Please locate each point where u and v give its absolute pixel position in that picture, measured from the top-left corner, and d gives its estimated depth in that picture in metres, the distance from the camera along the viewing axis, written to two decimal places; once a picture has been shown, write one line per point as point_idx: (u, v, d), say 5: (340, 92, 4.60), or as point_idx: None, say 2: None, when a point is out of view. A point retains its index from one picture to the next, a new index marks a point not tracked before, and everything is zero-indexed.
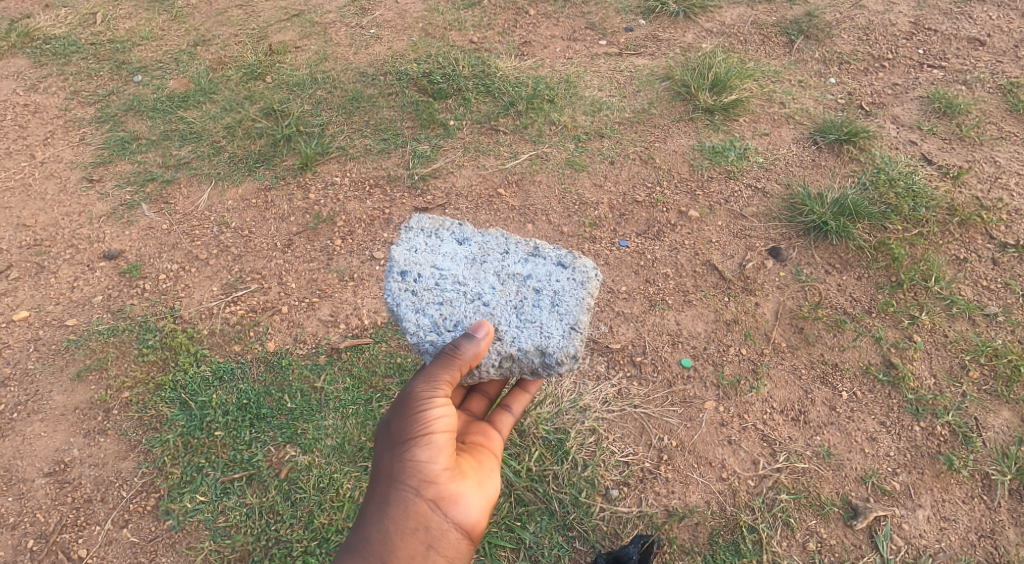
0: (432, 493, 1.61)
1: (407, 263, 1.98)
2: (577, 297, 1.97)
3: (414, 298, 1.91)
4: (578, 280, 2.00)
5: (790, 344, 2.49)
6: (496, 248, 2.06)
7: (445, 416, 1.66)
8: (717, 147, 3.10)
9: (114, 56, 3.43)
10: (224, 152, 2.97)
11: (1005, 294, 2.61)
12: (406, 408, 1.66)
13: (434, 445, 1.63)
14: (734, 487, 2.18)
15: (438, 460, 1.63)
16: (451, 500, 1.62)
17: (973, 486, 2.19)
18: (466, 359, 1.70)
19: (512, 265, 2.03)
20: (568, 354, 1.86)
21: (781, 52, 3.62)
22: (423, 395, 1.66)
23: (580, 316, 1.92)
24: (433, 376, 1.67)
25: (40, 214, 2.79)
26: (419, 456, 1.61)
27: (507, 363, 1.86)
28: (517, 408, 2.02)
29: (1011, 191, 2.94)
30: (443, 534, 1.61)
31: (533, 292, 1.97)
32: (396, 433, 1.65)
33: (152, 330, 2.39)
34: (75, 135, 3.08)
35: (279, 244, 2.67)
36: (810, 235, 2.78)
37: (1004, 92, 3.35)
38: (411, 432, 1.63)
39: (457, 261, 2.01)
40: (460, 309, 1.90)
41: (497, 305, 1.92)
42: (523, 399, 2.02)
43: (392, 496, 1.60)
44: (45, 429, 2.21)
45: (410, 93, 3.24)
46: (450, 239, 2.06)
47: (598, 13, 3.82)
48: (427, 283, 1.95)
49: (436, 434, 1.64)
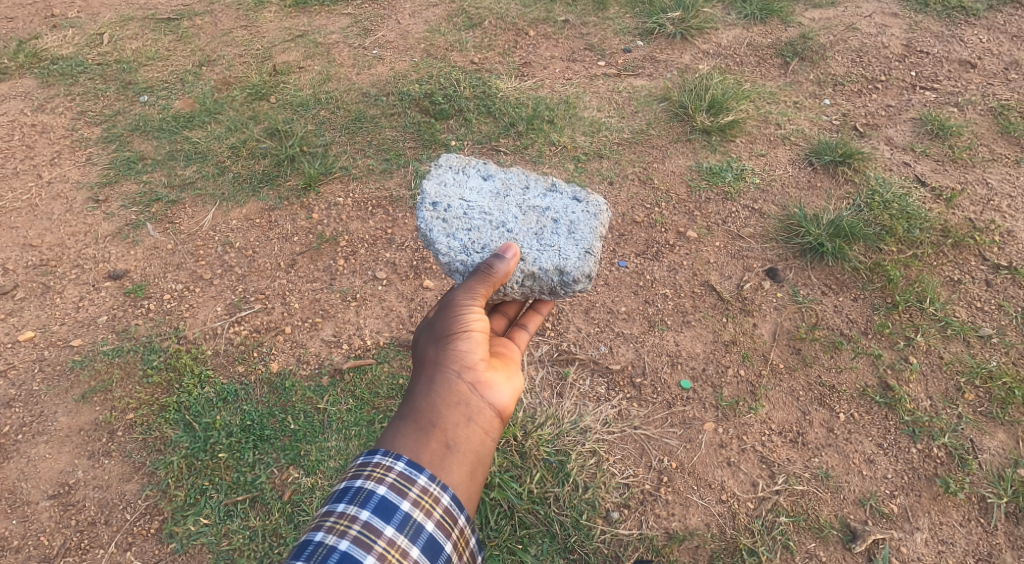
0: (471, 376, 1.71)
1: (438, 195, 2.19)
2: (591, 226, 2.18)
3: (444, 225, 2.11)
4: (592, 212, 2.21)
5: (788, 365, 2.51)
6: (518, 183, 2.28)
7: (480, 319, 1.80)
8: (715, 168, 3.14)
9: (120, 76, 3.46)
10: (228, 172, 3.00)
11: (999, 316, 2.64)
12: (446, 311, 1.79)
13: (473, 337, 1.76)
14: (734, 509, 2.19)
15: (477, 350, 1.75)
16: (488, 384, 1.72)
17: (970, 509, 2.21)
18: (499, 276, 1.85)
19: (532, 199, 2.24)
20: (584, 273, 2.08)
21: (776, 74, 3.68)
22: (462, 300, 1.80)
23: (595, 242, 2.14)
24: (470, 286, 1.82)
25: (46, 234, 2.80)
26: (459, 346, 1.74)
27: (529, 283, 2.08)
28: (532, 327, 2.12)
29: (1003, 213, 2.99)
30: (481, 410, 1.69)
31: (552, 221, 2.18)
32: (438, 329, 1.77)
33: (156, 351, 2.40)
34: (82, 155, 3.10)
35: (283, 264, 2.69)
36: (806, 256, 2.81)
37: (994, 115, 3.41)
38: (452, 327, 1.76)
39: (483, 194, 2.23)
40: (487, 234, 2.11)
41: (520, 231, 2.13)
42: (536, 320, 2.14)
43: (436, 376, 1.70)
44: (49, 451, 2.21)
45: (412, 113, 3.28)
46: (476, 176, 2.28)
47: (597, 34, 3.88)
48: (456, 212, 2.15)
49: (473, 330, 1.77)
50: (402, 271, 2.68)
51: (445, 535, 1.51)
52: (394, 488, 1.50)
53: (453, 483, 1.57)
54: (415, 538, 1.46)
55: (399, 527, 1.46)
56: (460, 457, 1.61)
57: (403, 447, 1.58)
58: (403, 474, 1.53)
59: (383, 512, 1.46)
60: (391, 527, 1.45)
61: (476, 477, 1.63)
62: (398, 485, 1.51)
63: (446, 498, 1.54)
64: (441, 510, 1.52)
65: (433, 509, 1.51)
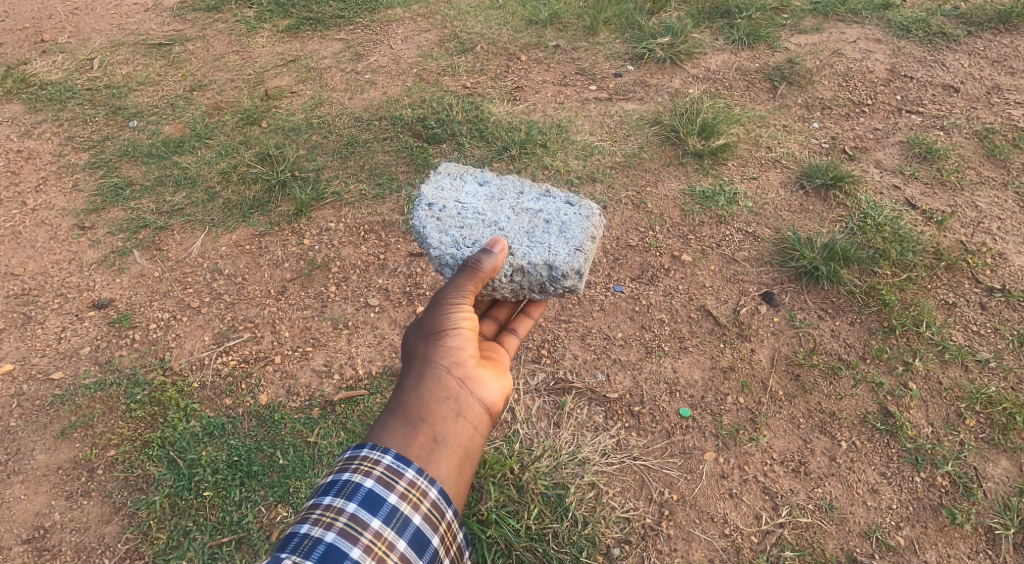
0: (460, 371, 1.67)
1: (434, 198, 2.18)
2: (583, 227, 2.15)
3: (437, 223, 2.10)
4: (584, 215, 2.18)
5: (788, 392, 2.46)
6: (512, 189, 2.26)
7: (469, 316, 1.75)
8: (708, 192, 3.12)
9: (110, 101, 3.42)
10: (219, 198, 2.95)
11: (995, 339, 2.61)
12: (436, 308, 1.74)
13: (463, 333, 1.71)
14: (737, 544, 2.13)
15: (466, 346, 1.70)
16: (477, 380, 1.67)
17: (976, 540, 2.15)
18: (487, 272, 1.80)
19: (527, 202, 2.22)
20: (573, 269, 2.03)
21: (765, 97, 3.69)
22: (451, 297, 1.75)
23: (586, 241, 2.10)
24: (459, 283, 1.77)
25: (29, 263, 2.73)
26: (449, 342, 1.69)
27: (518, 278, 2.04)
28: (522, 331, 2.10)
29: (994, 235, 2.98)
30: (470, 406, 1.64)
31: (544, 222, 2.16)
32: (427, 326, 1.72)
33: (140, 384, 2.32)
34: (68, 181, 3.03)
35: (273, 291, 2.63)
36: (801, 280, 2.78)
37: (980, 138, 3.42)
38: (441, 324, 1.71)
39: (478, 197, 2.21)
40: (479, 232, 2.08)
41: (511, 230, 2.11)
42: (528, 324, 2.12)
43: (425, 371, 1.65)
44: (25, 491, 2.12)
45: (404, 137, 3.25)
46: (473, 181, 2.27)
47: (588, 59, 3.88)
48: (451, 212, 2.14)
49: (463, 327, 1.72)
50: (395, 297, 2.63)
51: (432, 528, 1.46)
52: (381, 481, 1.45)
53: (441, 476, 1.53)
54: (401, 532, 1.41)
55: (385, 520, 1.41)
56: (448, 451, 1.56)
57: (391, 441, 1.54)
58: (391, 468, 1.48)
59: (370, 505, 1.41)
60: (377, 520, 1.40)
61: (464, 473, 1.58)
62: (386, 478, 1.46)
63: (433, 492, 1.49)
64: (428, 504, 1.47)
65: (420, 503, 1.46)
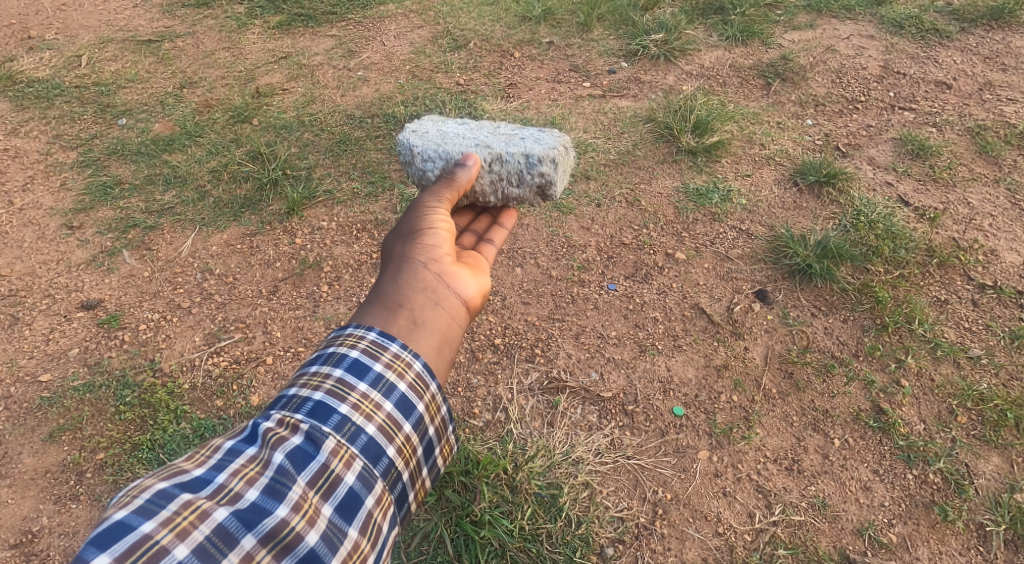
0: (439, 267, 1.73)
1: (417, 129, 2.35)
2: (554, 137, 2.33)
3: (421, 140, 2.26)
4: (554, 132, 2.37)
5: (781, 390, 2.46)
6: (487, 124, 2.45)
7: (445, 220, 1.86)
8: (701, 190, 3.11)
9: (98, 99, 3.38)
10: (209, 197, 2.93)
11: (987, 336, 2.62)
12: (413, 213, 1.85)
13: (440, 233, 1.81)
14: (731, 542, 2.12)
15: (443, 245, 1.79)
16: (455, 274, 1.73)
17: (968, 537, 2.16)
18: (461, 183, 1.97)
19: (501, 129, 2.40)
20: (547, 157, 2.20)
21: (759, 94, 3.68)
22: (428, 203, 1.88)
23: (558, 141, 2.27)
24: (436, 191, 1.91)
25: (16, 263, 2.70)
26: (427, 239, 1.78)
27: (496, 169, 2.20)
28: (498, 240, 2.21)
29: (986, 232, 2.98)
30: (448, 297, 1.69)
31: (519, 136, 2.33)
32: (405, 228, 1.82)
33: (130, 386, 2.30)
34: (56, 181, 3.00)
35: (264, 291, 2.61)
36: (794, 278, 2.78)
37: (972, 135, 3.43)
38: (419, 226, 1.81)
39: (457, 127, 2.39)
40: (458, 143, 2.24)
41: (488, 140, 2.27)
42: (501, 233, 2.25)
43: (404, 265, 1.72)
44: (13, 496, 2.10)
45: (397, 135, 3.23)
46: (451, 121, 2.46)
47: (581, 55, 3.86)
48: (433, 134, 2.30)
49: (439, 227, 1.82)
50: None
51: (418, 396, 1.49)
52: (367, 350, 1.48)
53: (423, 352, 1.56)
54: (387, 395, 1.45)
55: (372, 384, 1.45)
56: (429, 331, 1.60)
57: (372, 320, 1.57)
58: (376, 341, 1.51)
59: (356, 370, 1.45)
60: (363, 384, 1.44)
61: (444, 354, 1.61)
62: (371, 349, 1.49)
63: (417, 364, 1.52)
64: (413, 374, 1.50)
65: (405, 373, 1.49)
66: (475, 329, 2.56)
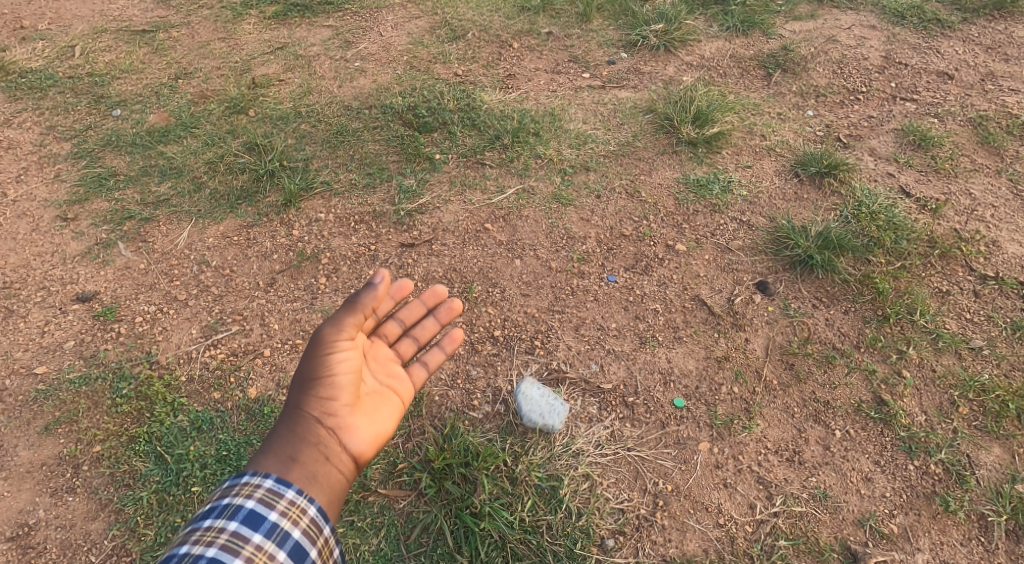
0: (334, 421, 1.87)
1: None
2: None
3: None
4: None
5: (782, 382, 2.44)
6: None
7: (346, 363, 1.92)
8: (702, 180, 3.09)
9: (92, 89, 3.36)
10: (205, 188, 2.91)
11: (989, 327, 2.60)
12: (315, 350, 1.88)
13: (338, 385, 1.89)
14: (731, 533, 2.11)
15: (340, 397, 1.89)
16: (348, 429, 1.88)
17: (970, 528, 2.14)
18: (365, 306, 1.90)
19: None
20: None
21: (760, 85, 3.66)
22: (330, 337, 1.89)
23: None
24: (338, 320, 1.90)
25: (10, 255, 2.68)
26: (322, 392, 1.88)
27: None
28: (431, 361, 2.16)
29: (988, 223, 2.96)
30: (339, 453, 1.84)
31: None
32: (304, 374, 1.89)
33: (126, 378, 2.29)
34: (50, 172, 2.98)
35: (261, 283, 2.60)
36: (796, 269, 2.76)
37: (974, 125, 3.40)
38: (317, 372, 1.88)
39: None
40: None
41: None
42: (436, 355, 2.17)
43: (298, 420, 1.85)
44: (9, 488, 2.09)
45: (395, 127, 3.21)
46: None
47: (581, 46, 3.83)
48: None
49: (336, 375, 1.89)
50: None
51: (311, 541, 1.68)
52: (258, 506, 1.66)
53: (318, 497, 1.75)
54: (280, 544, 1.62)
55: (267, 534, 1.62)
56: (319, 486, 1.77)
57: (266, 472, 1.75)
58: (270, 492, 1.69)
59: (250, 523, 1.62)
60: (258, 535, 1.61)
61: (337, 491, 1.80)
62: (265, 500, 1.67)
63: (311, 510, 1.71)
64: (307, 520, 1.69)
65: (299, 519, 1.68)
66: (474, 321, 2.53)
